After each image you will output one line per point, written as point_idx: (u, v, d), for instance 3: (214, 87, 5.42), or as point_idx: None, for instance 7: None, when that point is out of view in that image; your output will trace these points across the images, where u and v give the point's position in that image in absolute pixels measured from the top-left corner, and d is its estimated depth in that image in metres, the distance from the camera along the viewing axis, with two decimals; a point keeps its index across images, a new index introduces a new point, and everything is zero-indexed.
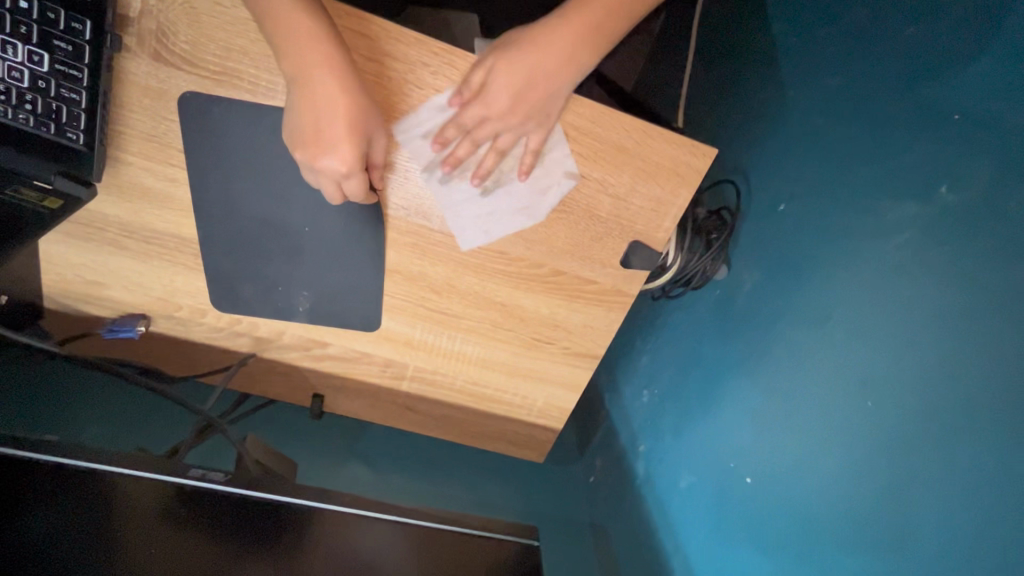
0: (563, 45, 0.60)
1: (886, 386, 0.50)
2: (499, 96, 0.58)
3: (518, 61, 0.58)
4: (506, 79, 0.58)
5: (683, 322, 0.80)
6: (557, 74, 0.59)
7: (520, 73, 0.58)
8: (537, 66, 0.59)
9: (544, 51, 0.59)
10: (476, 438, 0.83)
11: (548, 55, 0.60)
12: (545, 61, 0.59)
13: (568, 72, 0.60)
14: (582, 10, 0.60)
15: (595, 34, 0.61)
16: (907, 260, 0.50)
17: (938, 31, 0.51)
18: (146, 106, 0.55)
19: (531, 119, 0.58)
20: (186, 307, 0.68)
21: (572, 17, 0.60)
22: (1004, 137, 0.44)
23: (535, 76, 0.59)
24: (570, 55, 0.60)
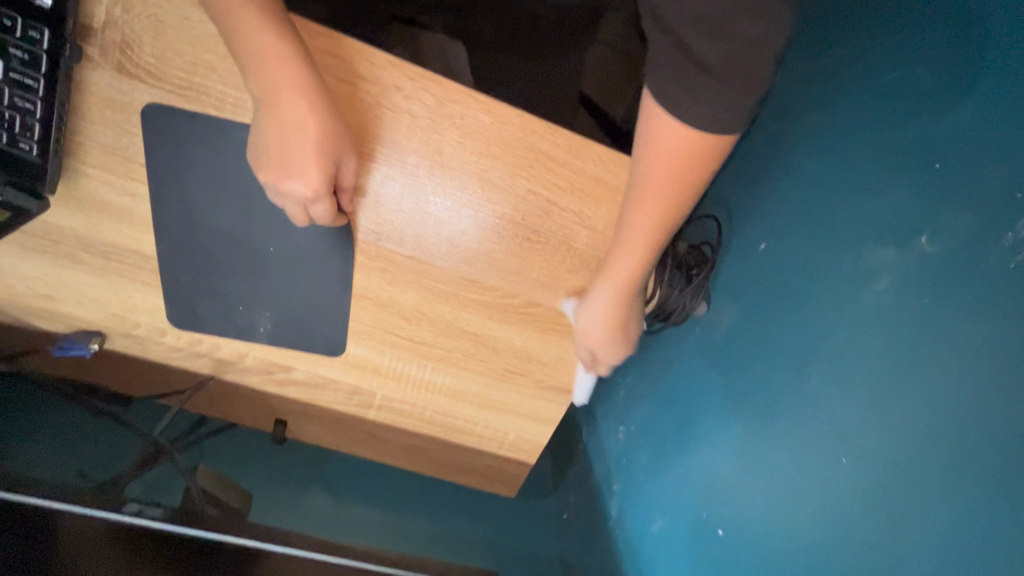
0: (619, 283, 0.57)
1: (862, 440, 0.48)
2: (596, 340, 0.63)
3: (596, 309, 0.60)
4: (593, 322, 0.61)
5: (662, 358, 0.78)
6: (618, 301, 0.59)
7: (602, 318, 0.60)
8: (613, 315, 0.60)
9: (600, 295, 0.59)
10: (446, 470, 0.80)
11: (608, 299, 0.59)
12: (614, 305, 0.59)
13: (630, 286, 0.58)
14: (633, 247, 0.54)
15: (648, 254, 0.55)
16: (883, 310, 0.49)
17: (918, 80, 0.51)
18: (108, 118, 0.53)
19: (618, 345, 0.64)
20: (143, 325, 0.65)
21: (624, 257, 0.55)
22: (983, 189, 0.43)
23: (610, 320, 0.61)
24: (626, 288, 0.58)
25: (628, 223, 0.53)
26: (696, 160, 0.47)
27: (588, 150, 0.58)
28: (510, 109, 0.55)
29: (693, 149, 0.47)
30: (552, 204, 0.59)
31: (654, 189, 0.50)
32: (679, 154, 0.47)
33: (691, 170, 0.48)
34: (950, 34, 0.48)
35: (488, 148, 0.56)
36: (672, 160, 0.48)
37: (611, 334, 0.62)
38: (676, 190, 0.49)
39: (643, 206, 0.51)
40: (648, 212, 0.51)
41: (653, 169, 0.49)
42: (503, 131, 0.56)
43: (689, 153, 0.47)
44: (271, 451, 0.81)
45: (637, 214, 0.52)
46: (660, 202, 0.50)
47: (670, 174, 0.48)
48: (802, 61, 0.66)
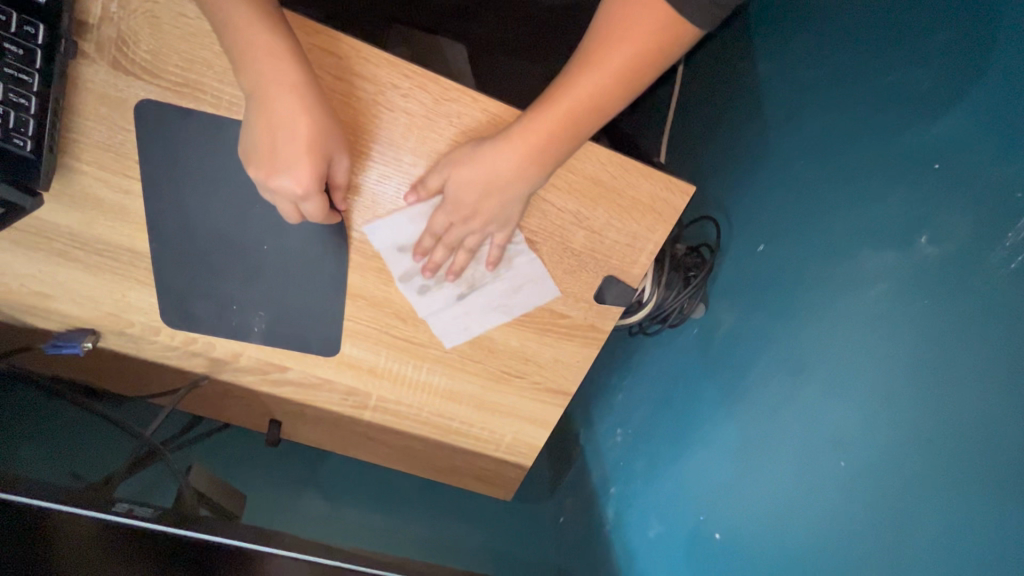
0: (533, 143, 0.53)
1: (859, 444, 0.48)
2: (457, 203, 0.56)
3: (479, 161, 0.53)
4: (467, 184, 0.55)
5: (658, 360, 0.78)
6: (524, 166, 0.53)
7: (479, 180, 0.54)
8: (500, 171, 0.54)
9: (506, 147, 0.53)
10: (441, 472, 0.80)
11: (505, 161, 0.53)
12: (505, 171, 0.54)
13: (543, 151, 0.53)
14: (562, 108, 0.52)
15: (571, 125, 0.53)
16: (881, 313, 0.49)
17: (916, 81, 0.50)
18: (103, 115, 0.53)
19: (496, 223, 0.57)
20: (138, 324, 0.65)
21: (548, 116, 0.52)
22: (982, 192, 0.43)
23: (496, 181, 0.54)
24: (532, 154, 0.53)
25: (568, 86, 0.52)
26: (655, 43, 0.50)
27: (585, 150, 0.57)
28: (507, 107, 0.55)
29: (654, 31, 0.49)
30: (549, 205, 0.58)
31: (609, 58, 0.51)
32: (642, 27, 0.49)
33: (645, 57, 0.50)
34: (950, 36, 0.48)
35: (485, 148, 0.56)
36: (636, 32, 0.49)
37: (472, 189, 0.55)
38: (631, 66, 0.51)
39: (594, 71, 0.51)
40: (595, 77, 0.52)
41: (617, 38, 0.50)
42: (500, 130, 0.55)
43: (652, 35, 0.49)
44: (265, 452, 0.80)
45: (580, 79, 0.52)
46: (609, 72, 0.51)
47: (628, 48, 0.50)
48: (801, 63, 0.66)
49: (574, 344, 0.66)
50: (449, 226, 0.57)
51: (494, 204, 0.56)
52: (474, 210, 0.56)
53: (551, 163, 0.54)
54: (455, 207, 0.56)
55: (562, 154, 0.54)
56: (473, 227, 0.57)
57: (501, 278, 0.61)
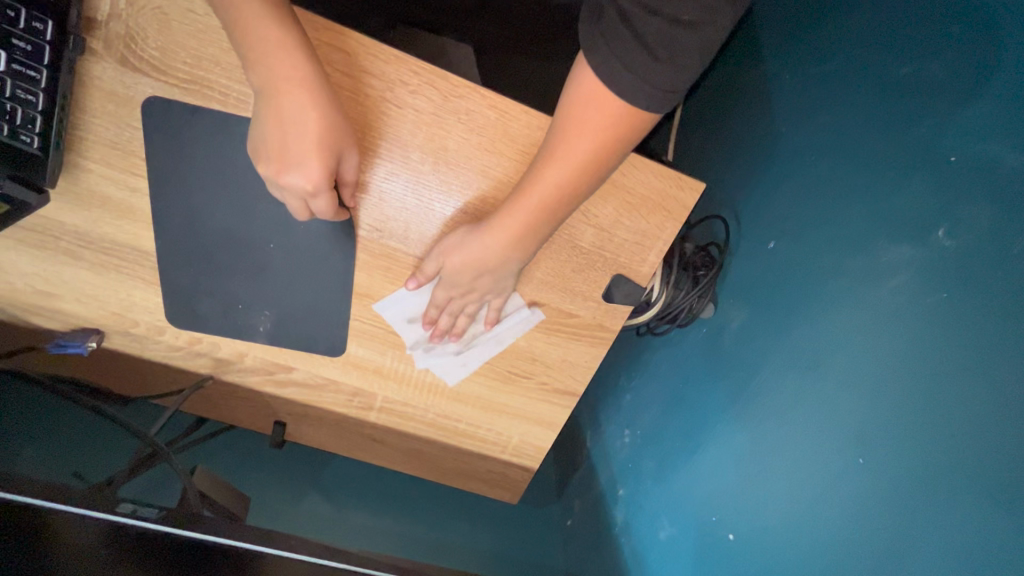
0: (515, 231, 0.53)
1: (876, 441, 0.47)
2: (455, 284, 0.58)
3: (470, 248, 0.55)
4: (459, 268, 0.57)
5: (667, 361, 0.77)
6: (510, 251, 0.55)
7: (469, 265, 0.56)
8: (490, 255, 0.55)
9: (492, 238, 0.54)
10: (447, 475, 0.79)
11: (492, 249, 0.55)
12: (495, 259, 0.55)
13: (525, 234, 0.54)
14: (538, 192, 0.51)
15: (548, 208, 0.52)
16: (899, 307, 0.48)
17: (930, 73, 0.50)
18: (110, 111, 0.53)
19: (492, 293, 0.60)
20: (143, 324, 0.64)
21: (524, 206, 0.52)
22: (1001, 182, 0.42)
23: (487, 265, 0.56)
24: (512, 245, 0.54)
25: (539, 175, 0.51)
26: (617, 130, 0.48)
27: None
28: (515, 104, 0.54)
29: (614, 119, 0.48)
30: None
31: (575, 149, 0.49)
32: (603, 117, 0.48)
33: (611, 140, 0.49)
34: (963, 27, 0.47)
35: (493, 146, 0.55)
36: (596, 123, 0.48)
37: (466, 273, 0.57)
38: (595, 154, 0.50)
39: (567, 150, 0.50)
40: (563, 168, 0.50)
41: (580, 129, 0.49)
42: (508, 127, 0.55)
43: (615, 124, 0.48)
44: (270, 454, 0.80)
45: (548, 168, 0.51)
46: (576, 160, 0.50)
47: (593, 135, 0.49)
48: (810, 60, 0.65)
49: (581, 343, 0.65)
50: (449, 298, 0.61)
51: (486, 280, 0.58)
52: (470, 286, 0.59)
53: (536, 243, 0.55)
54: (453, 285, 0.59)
55: (542, 236, 0.55)
56: (470, 299, 0.60)
57: (493, 335, 0.65)
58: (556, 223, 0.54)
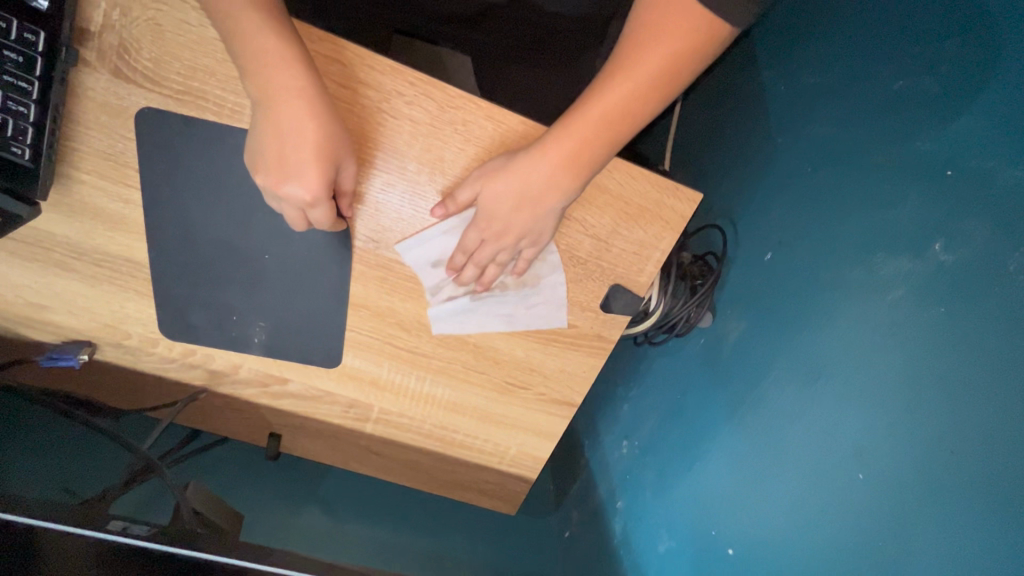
0: (561, 154, 0.51)
1: (877, 456, 0.47)
2: (491, 218, 0.54)
3: (515, 172, 0.52)
4: (499, 198, 0.53)
5: (665, 370, 0.77)
6: (553, 178, 0.52)
7: (512, 193, 0.53)
8: (533, 181, 0.52)
9: (538, 159, 0.52)
10: (443, 486, 0.78)
11: (535, 172, 0.52)
12: (538, 183, 0.52)
13: (571, 162, 0.52)
14: (599, 107, 0.50)
15: (608, 126, 0.51)
16: (897, 320, 0.48)
17: (926, 86, 0.50)
18: (103, 123, 0.52)
19: (527, 237, 0.56)
20: (135, 336, 0.63)
21: (574, 128, 0.51)
22: (999, 197, 0.42)
23: (529, 194, 0.53)
24: (566, 164, 0.52)
25: (596, 95, 0.51)
26: (687, 46, 0.48)
27: None
28: (512, 115, 0.54)
29: (685, 35, 0.47)
30: None
31: (638, 67, 0.49)
32: (677, 26, 0.47)
33: (679, 59, 0.48)
34: (958, 42, 0.47)
35: (489, 156, 0.55)
36: (668, 35, 0.47)
37: (505, 202, 0.53)
38: (659, 73, 0.49)
39: (634, 63, 0.49)
40: (623, 84, 0.50)
41: (649, 42, 0.48)
42: (505, 137, 0.55)
43: (687, 36, 0.47)
44: (264, 466, 0.79)
45: (606, 86, 0.50)
46: (636, 78, 0.49)
47: (660, 49, 0.48)
48: (807, 70, 0.66)
49: (579, 353, 0.65)
50: (480, 242, 0.56)
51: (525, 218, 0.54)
52: (507, 224, 0.55)
53: (581, 178, 0.53)
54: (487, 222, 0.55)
55: (589, 169, 0.52)
56: (504, 245, 0.56)
57: (520, 292, 0.61)
58: (605, 157, 0.52)
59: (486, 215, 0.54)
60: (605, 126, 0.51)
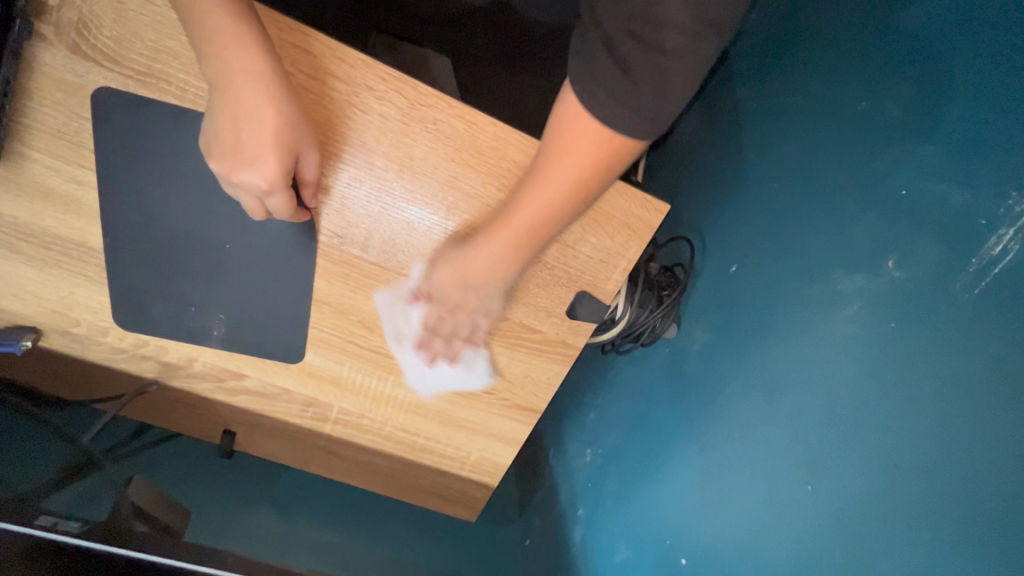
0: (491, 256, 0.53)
1: (828, 470, 0.47)
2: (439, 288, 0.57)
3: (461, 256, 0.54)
4: (445, 274, 0.56)
5: (630, 379, 0.77)
6: (496, 274, 0.54)
7: (455, 279, 0.55)
8: (470, 273, 0.54)
9: (473, 262, 0.54)
10: (402, 489, 0.77)
11: (491, 254, 0.52)
12: (488, 270, 0.53)
13: (504, 267, 0.53)
14: (525, 212, 0.50)
15: (537, 229, 0.51)
16: (850, 337, 0.48)
17: (887, 108, 0.51)
18: (58, 100, 0.50)
19: (476, 312, 0.58)
20: (85, 324, 0.61)
21: (500, 232, 0.51)
22: (948, 219, 0.43)
23: (472, 280, 0.55)
24: (502, 262, 0.53)
25: (511, 214, 0.51)
26: (598, 163, 0.47)
27: None
28: (484, 116, 0.54)
29: (603, 140, 0.45)
30: None
31: (549, 186, 0.48)
32: (580, 146, 0.46)
33: (601, 159, 0.46)
34: (916, 69, 0.49)
35: (459, 156, 0.55)
36: (573, 155, 0.47)
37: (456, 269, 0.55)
38: (583, 177, 0.48)
39: (555, 170, 0.48)
40: (543, 187, 0.49)
41: (555, 161, 0.47)
42: (476, 139, 0.54)
43: (590, 150, 0.46)
44: (218, 465, 0.76)
45: (524, 200, 0.50)
46: (551, 192, 0.49)
47: (574, 158, 0.47)
48: (774, 91, 0.67)
49: (542, 358, 0.64)
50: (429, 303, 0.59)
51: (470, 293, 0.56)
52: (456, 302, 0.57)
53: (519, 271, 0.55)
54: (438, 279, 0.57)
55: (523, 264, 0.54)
56: (458, 318, 0.59)
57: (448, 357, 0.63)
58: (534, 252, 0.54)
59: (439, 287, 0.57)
60: (539, 222, 0.51)
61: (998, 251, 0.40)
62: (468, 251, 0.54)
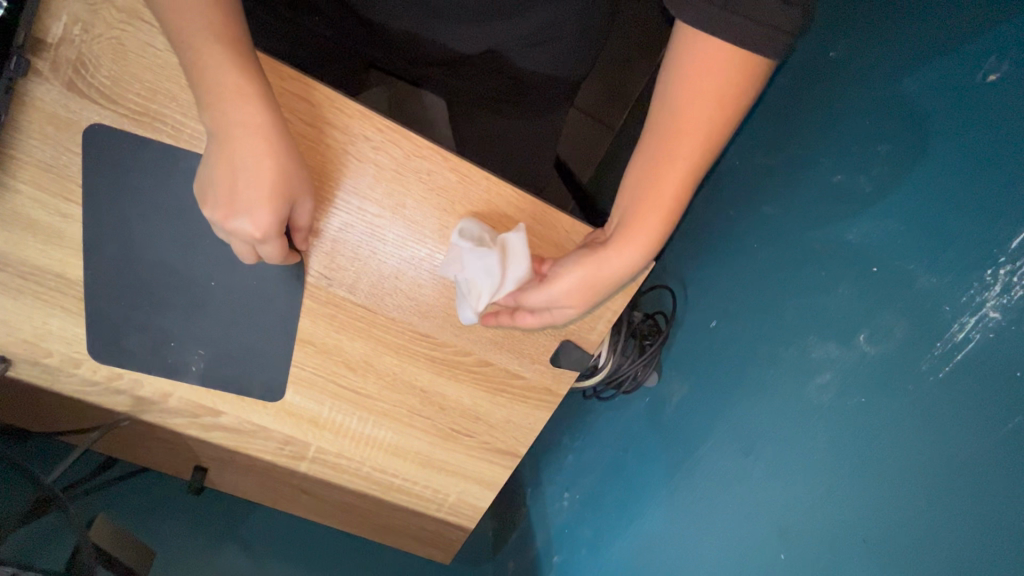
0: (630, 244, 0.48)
1: (798, 538, 0.49)
2: (400, 315, 0.59)
3: (409, 279, 0.57)
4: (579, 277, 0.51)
5: (610, 424, 0.78)
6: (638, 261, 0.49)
7: (404, 302, 0.58)
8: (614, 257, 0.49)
9: (623, 253, 0.48)
10: (376, 529, 0.76)
11: (626, 241, 0.48)
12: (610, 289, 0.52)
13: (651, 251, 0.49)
14: (669, 170, 0.46)
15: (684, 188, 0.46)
16: (823, 405, 0.50)
17: (860, 183, 0.54)
18: (48, 133, 0.50)
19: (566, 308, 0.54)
20: (57, 355, 0.59)
21: (645, 201, 0.47)
22: (915, 299, 0.45)
23: (453, 316, 0.59)
24: (652, 239, 0.48)
25: (650, 178, 0.47)
26: (731, 100, 0.43)
27: (551, 217, 0.58)
28: (477, 169, 0.55)
29: (735, 68, 0.42)
30: None
31: (684, 154, 0.45)
32: (716, 87, 0.43)
33: (735, 96, 0.43)
34: (890, 148, 0.52)
35: (451, 206, 0.55)
36: (699, 117, 0.44)
37: (267, 279, 0.56)
38: (721, 117, 0.44)
39: (687, 117, 0.44)
40: (685, 137, 0.45)
41: (687, 107, 0.44)
42: (469, 192, 0.55)
43: (727, 86, 0.43)
44: (186, 499, 0.75)
45: (663, 167, 0.46)
46: (686, 158, 0.45)
47: (706, 99, 0.43)
48: (759, 150, 0.70)
49: (524, 405, 0.65)
50: (400, 341, 0.60)
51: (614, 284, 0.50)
52: (411, 331, 0.60)
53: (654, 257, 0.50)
54: (398, 308, 0.58)
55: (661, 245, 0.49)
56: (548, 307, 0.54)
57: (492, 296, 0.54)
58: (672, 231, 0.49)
59: (396, 309, 0.58)
60: (684, 183, 0.46)
61: (960, 337, 0.42)
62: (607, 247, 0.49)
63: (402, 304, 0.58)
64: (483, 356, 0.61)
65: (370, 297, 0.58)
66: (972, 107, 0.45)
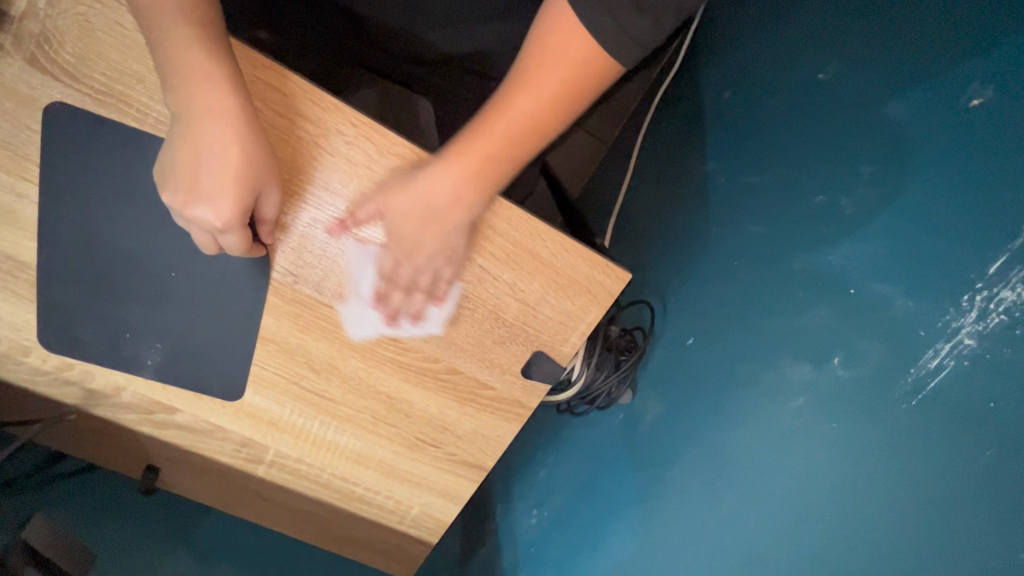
0: (436, 203, 0.51)
1: (767, 567, 0.48)
2: (369, 318, 0.57)
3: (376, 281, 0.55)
4: (395, 194, 0.51)
5: (583, 440, 0.75)
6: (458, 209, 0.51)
7: (375, 306, 0.56)
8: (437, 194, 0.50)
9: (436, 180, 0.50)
10: (334, 540, 0.73)
11: (444, 179, 0.50)
12: (432, 248, 0.53)
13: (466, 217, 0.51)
14: (499, 131, 0.49)
15: (512, 141, 0.50)
16: (794, 429, 0.49)
17: (841, 206, 0.53)
18: (6, 109, 0.48)
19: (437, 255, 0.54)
20: (4, 341, 0.56)
21: (470, 143, 0.50)
22: (891, 325, 0.44)
23: (423, 321, 0.57)
24: (472, 180, 0.51)
25: (482, 126, 0.50)
26: (577, 79, 0.47)
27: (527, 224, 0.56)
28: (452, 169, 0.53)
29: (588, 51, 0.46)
30: (485, 272, 0.56)
31: (515, 115, 0.49)
32: (566, 59, 0.47)
33: (583, 76, 0.47)
34: (871, 171, 0.51)
35: None
36: (546, 76, 0.47)
37: (232, 273, 0.54)
38: (561, 90, 0.48)
39: (534, 83, 0.48)
40: (523, 102, 0.48)
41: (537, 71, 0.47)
42: None
43: (572, 68, 0.47)
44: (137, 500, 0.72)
45: (494, 119, 0.49)
46: (516, 118, 0.49)
47: (552, 72, 0.47)
48: (746, 168, 0.68)
49: (493, 417, 0.63)
50: (367, 344, 0.58)
51: (444, 228, 0.52)
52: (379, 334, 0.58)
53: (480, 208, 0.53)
54: (367, 309, 0.56)
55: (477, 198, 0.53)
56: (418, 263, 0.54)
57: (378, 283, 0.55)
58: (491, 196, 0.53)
59: (366, 310, 0.56)
60: (505, 146, 0.50)
61: (933, 365, 0.41)
62: (420, 181, 0.50)
63: (370, 307, 0.56)
64: (453, 363, 0.59)
65: (337, 296, 0.56)
66: (956, 132, 0.44)
